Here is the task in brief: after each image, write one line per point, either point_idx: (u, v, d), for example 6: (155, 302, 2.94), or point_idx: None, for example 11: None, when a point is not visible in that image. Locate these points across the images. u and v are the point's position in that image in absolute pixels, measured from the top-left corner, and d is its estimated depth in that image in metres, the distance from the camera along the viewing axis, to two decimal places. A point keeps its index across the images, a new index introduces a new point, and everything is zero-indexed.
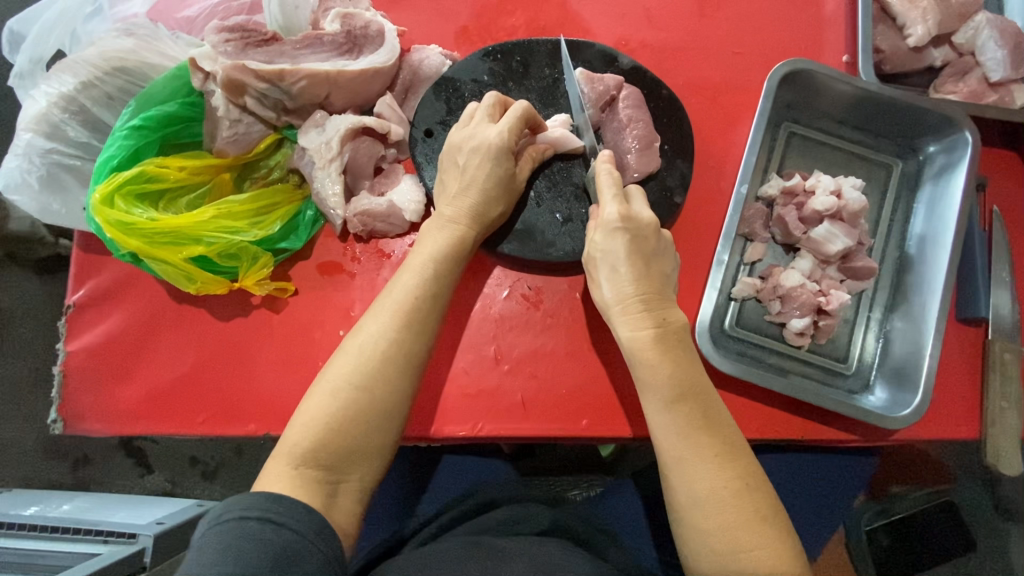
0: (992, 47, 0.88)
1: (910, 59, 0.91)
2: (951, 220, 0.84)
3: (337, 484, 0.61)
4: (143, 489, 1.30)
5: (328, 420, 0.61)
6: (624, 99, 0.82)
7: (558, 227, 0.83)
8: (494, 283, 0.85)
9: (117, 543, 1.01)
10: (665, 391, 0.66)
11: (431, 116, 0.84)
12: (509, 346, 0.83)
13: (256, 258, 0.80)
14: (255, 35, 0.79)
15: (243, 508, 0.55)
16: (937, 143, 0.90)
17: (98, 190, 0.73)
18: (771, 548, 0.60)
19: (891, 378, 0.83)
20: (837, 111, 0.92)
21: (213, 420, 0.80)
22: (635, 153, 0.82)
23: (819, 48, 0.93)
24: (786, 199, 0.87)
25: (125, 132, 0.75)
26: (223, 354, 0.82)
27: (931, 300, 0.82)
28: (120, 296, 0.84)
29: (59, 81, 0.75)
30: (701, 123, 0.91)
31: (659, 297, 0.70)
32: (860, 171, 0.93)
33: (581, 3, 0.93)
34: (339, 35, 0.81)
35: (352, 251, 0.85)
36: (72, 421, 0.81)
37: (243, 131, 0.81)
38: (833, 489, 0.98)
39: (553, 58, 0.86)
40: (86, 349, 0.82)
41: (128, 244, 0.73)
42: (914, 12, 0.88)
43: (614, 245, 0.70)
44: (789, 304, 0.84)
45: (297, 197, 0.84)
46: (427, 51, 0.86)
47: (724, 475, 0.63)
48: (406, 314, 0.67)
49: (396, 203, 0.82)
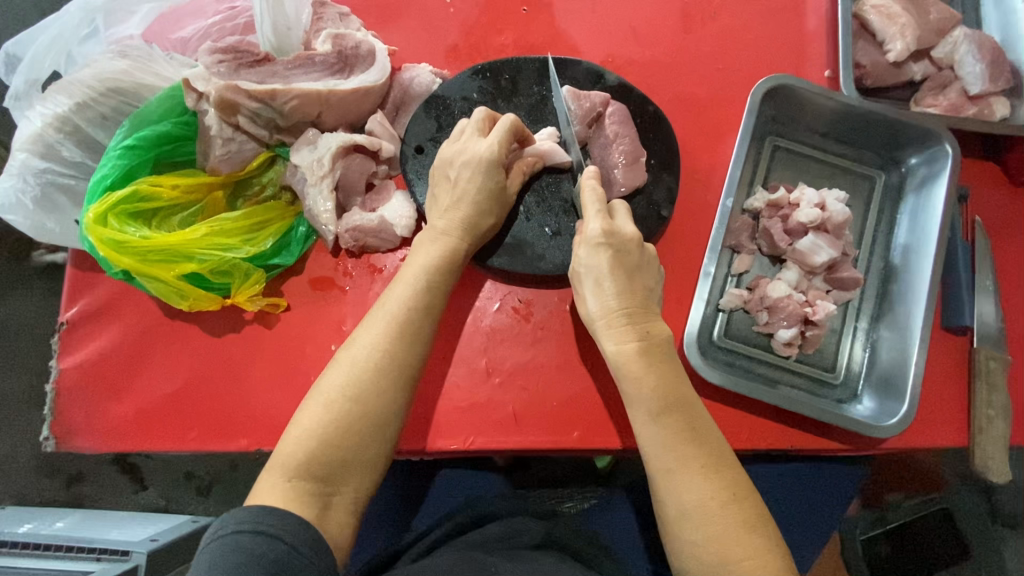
0: (970, 61, 0.89)
1: (890, 73, 0.93)
2: (934, 231, 0.85)
3: (331, 496, 0.62)
4: (137, 505, 1.30)
5: (320, 432, 0.62)
6: (610, 116, 0.84)
7: (548, 240, 0.84)
8: (485, 297, 0.86)
9: (110, 560, 1.01)
10: (651, 403, 0.67)
11: (422, 133, 0.86)
12: (501, 358, 0.84)
13: (248, 275, 0.81)
14: (247, 56, 0.80)
15: (237, 521, 0.56)
16: (918, 155, 0.92)
17: (92, 209, 0.74)
18: (760, 558, 0.61)
19: (878, 387, 0.84)
20: (821, 124, 0.94)
21: (205, 435, 0.81)
22: (622, 167, 0.83)
23: (802, 63, 0.95)
24: (771, 212, 0.89)
25: (119, 151, 0.76)
26: (216, 371, 0.83)
27: (916, 309, 0.83)
28: (114, 312, 0.85)
29: (54, 102, 0.77)
30: (687, 137, 0.92)
31: (642, 310, 0.71)
32: (845, 183, 0.94)
33: (569, 21, 0.95)
34: (330, 55, 0.82)
35: (344, 266, 0.85)
36: (64, 438, 0.81)
37: (237, 149, 0.82)
38: (828, 500, 0.98)
39: (541, 75, 0.88)
40: (78, 365, 0.83)
41: (121, 261, 0.74)
42: (893, 28, 0.90)
43: (598, 260, 0.72)
44: (776, 315, 0.85)
45: (290, 213, 0.85)
46: (418, 69, 0.88)
47: (711, 486, 0.64)
48: (398, 326, 0.68)
49: (387, 218, 0.84)
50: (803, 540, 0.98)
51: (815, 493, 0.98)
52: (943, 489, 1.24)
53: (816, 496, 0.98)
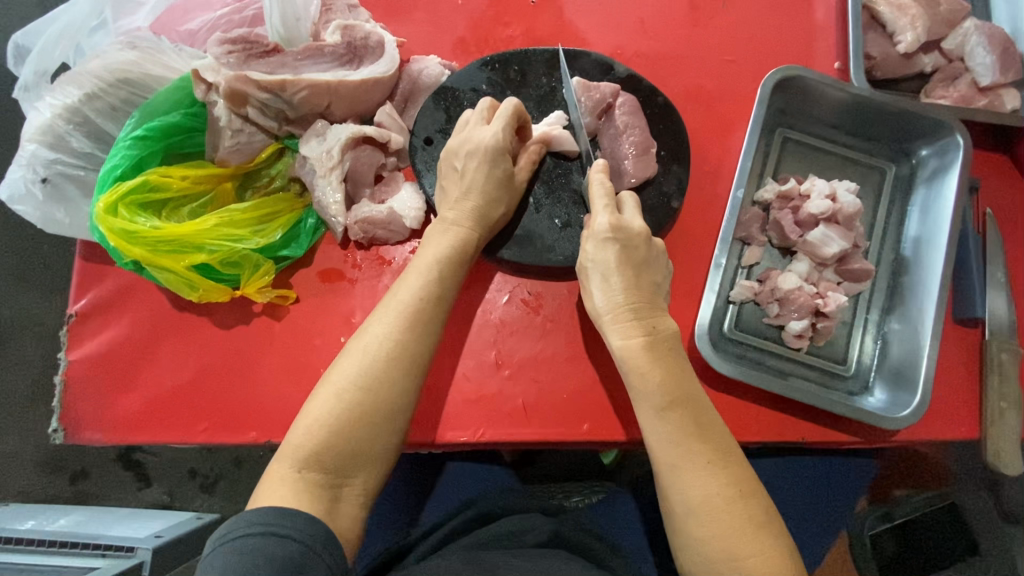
0: (980, 53, 0.89)
1: (901, 65, 0.93)
2: (945, 222, 0.85)
3: (339, 488, 0.62)
4: (141, 502, 1.30)
5: (331, 422, 0.62)
6: (620, 107, 0.83)
7: (557, 232, 0.84)
8: (494, 289, 0.85)
9: (116, 556, 1.01)
10: (657, 398, 0.66)
11: (431, 125, 0.85)
12: (510, 351, 0.84)
13: (257, 266, 0.81)
14: (257, 47, 0.80)
15: (247, 524, 0.55)
16: (928, 147, 0.91)
17: (102, 199, 0.74)
18: (767, 556, 0.60)
19: (890, 379, 0.84)
20: (831, 116, 0.94)
21: (214, 428, 0.80)
22: (632, 158, 0.83)
23: (811, 54, 0.95)
24: (781, 203, 0.88)
25: (129, 142, 0.76)
26: (225, 363, 0.83)
27: (928, 301, 0.82)
28: (122, 305, 0.84)
29: (64, 93, 0.77)
30: (696, 129, 0.92)
31: (649, 306, 0.71)
32: (855, 175, 0.94)
33: (577, 13, 0.95)
34: (339, 47, 0.82)
35: (353, 258, 0.85)
36: (72, 431, 0.81)
37: (246, 140, 0.82)
38: (837, 493, 0.98)
39: (550, 67, 0.88)
40: (87, 357, 0.83)
41: (131, 252, 0.74)
42: (904, 19, 0.90)
43: (606, 255, 0.72)
44: (787, 307, 0.85)
45: (298, 205, 0.84)
46: (426, 61, 0.88)
47: (718, 482, 0.63)
48: (410, 317, 0.68)
49: (396, 210, 0.83)
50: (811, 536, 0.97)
51: (823, 487, 0.98)
52: (948, 483, 1.25)
53: (822, 490, 0.97)
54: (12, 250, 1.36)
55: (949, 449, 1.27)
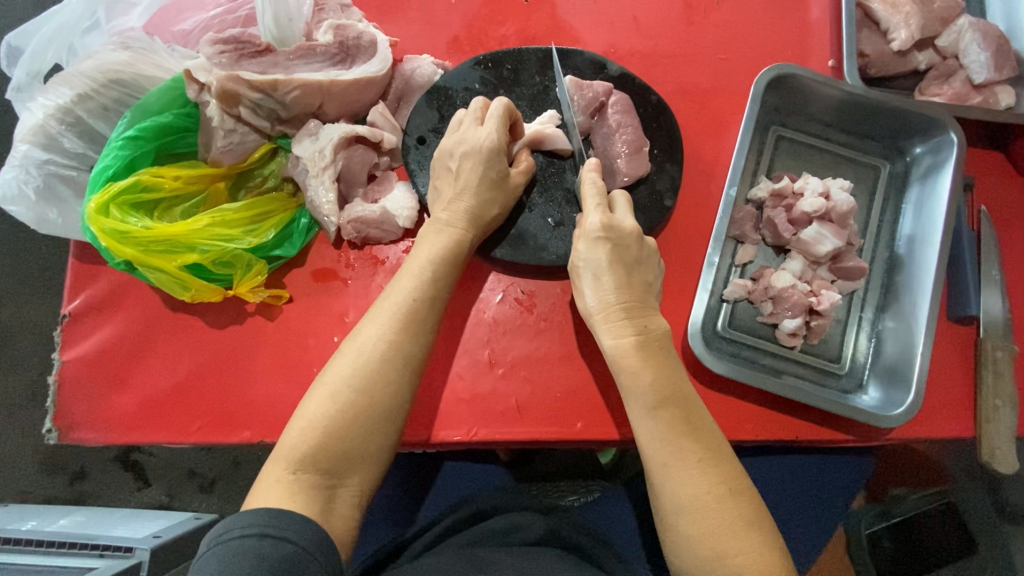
0: (975, 50, 0.89)
1: (895, 62, 0.93)
2: (939, 220, 0.84)
3: (334, 489, 0.62)
4: (140, 502, 1.30)
5: (325, 423, 0.62)
6: (613, 106, 0.84)
7: (550, 231, 0.83)
8: (488, 288, 0.85)
9: (113, 557, 1.01)
10: (647, 397, 0.66)
11: (424, 124, 0.85)
12: (504, 350, 0.84)
13: (249, 266, 0.81)
14: (249, 46, 0.80)
15: (242, 525, 0.55)
16: (924, 144, 0.91)
17: (94, 200, 0.74)
18: (756, 554, 0.60)
19: (884, 377, 0.84)
20: (825, 114, 0.93)
21: (208, 427, 0.80)
22: (624, 157, 0.83)
23: (805, 52, 0.95)
24: (775, 202, 0.88)
25: (121, 142, 0.76)
26: (218, 363, 0.83)
27: (921, 299, 0.82)
28: (115, 305, 0.84)
29: (57, 94, 0.77)
30: (690, 127, 0.92)
31: (640, 305, 0.71)
32: (850, 173, 0.94)
33: (571, 12, 0.95)
34: (332, 46, 0.81)
35: (347, 257, 0.85)
36: (67, 431, 0.81)
37: (238, 140, 0.81)
38: (834, 493, 0.97)
39: (543, 66, 0.88)
40: (82, 357, 0.83)
41: (123, 252, 0.74)
42: (897, 17, 0.90)
43: (597, 254, 0.72)
44: (781, 305, 0.84)
45: (291, 205, 0.85)
46: (419, 61, 0.88)
47: (708, 480, 0.63)
48: (404, 318, 0.68)
49: (389, 209, 0.83)
50: (807, 535, 0.97)
51: (820, 486, 0.97)
52: (947, 483, 1.25)
53: (819, 489, 0.97)
54: (9, 251, 1.36)
55: (948, 448, 1.27)
